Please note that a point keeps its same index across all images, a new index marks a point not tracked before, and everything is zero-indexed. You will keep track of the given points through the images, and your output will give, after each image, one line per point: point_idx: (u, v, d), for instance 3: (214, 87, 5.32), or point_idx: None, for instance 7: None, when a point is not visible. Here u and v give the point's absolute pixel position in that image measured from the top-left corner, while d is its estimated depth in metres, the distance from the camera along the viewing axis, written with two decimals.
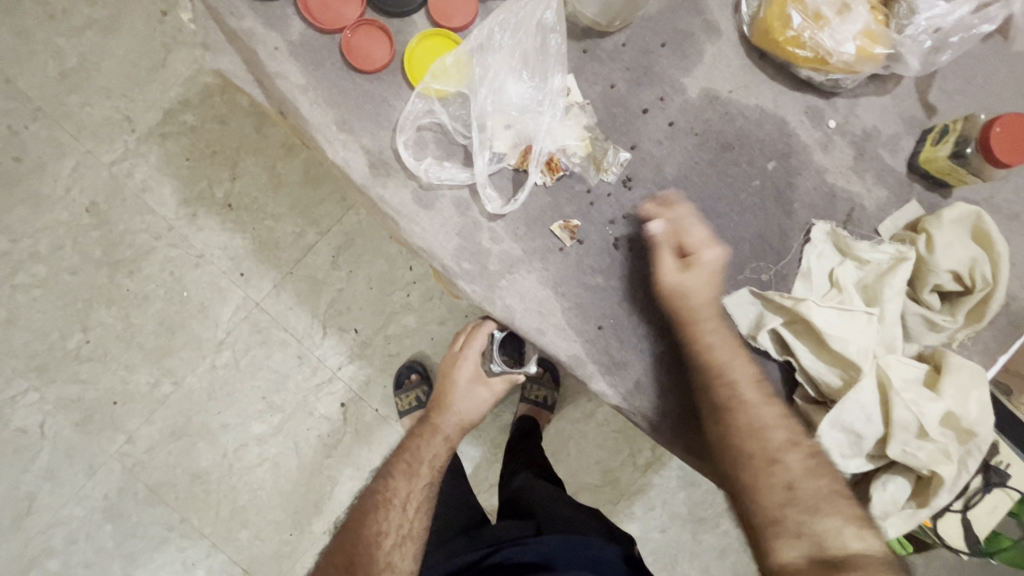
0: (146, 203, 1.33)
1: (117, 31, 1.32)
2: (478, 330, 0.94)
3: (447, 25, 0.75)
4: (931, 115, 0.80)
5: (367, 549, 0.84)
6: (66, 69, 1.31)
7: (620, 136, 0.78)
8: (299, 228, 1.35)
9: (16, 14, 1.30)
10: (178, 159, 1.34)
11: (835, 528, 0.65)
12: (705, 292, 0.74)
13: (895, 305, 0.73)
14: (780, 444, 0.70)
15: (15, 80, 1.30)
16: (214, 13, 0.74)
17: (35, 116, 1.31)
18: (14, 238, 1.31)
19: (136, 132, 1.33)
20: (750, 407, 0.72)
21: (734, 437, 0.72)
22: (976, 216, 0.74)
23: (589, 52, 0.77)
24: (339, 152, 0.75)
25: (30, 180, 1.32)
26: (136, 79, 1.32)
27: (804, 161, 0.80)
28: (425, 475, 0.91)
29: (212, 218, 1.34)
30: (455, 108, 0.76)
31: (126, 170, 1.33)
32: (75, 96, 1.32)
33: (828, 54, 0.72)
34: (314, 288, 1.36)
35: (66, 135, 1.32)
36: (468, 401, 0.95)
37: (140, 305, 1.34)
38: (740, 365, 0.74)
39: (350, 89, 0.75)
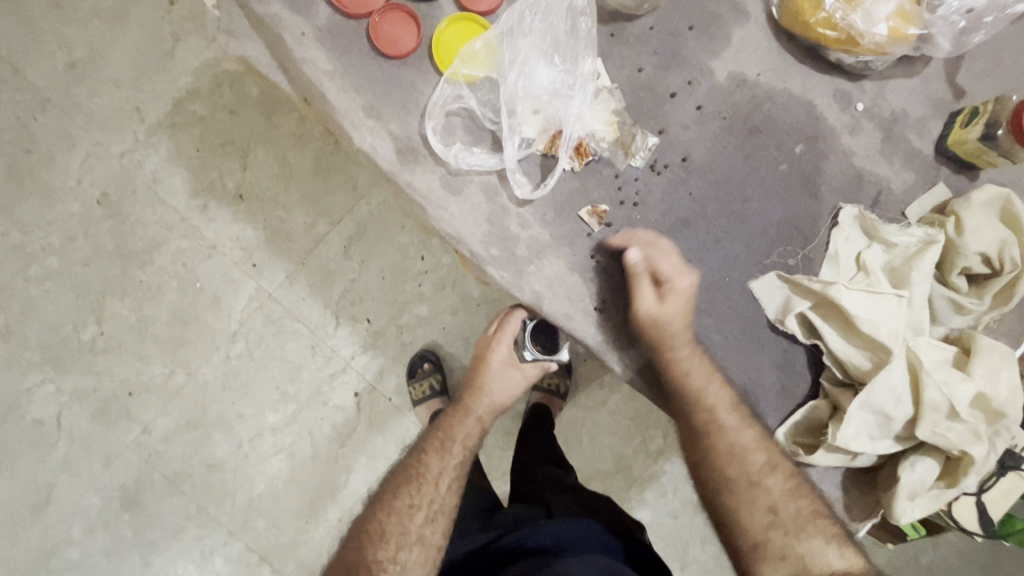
0: (158, 194, 1.33)
1: (126, 20, 1.31)
2: (511, 315, 0.98)
3: (474, 9, 0.75)
4: (959, 98, 0.80)
5: (400, 520, 0.85)
6: (75, 60, 1.30)
7: (648, 120, 0.78)
8: (311, 219, 1.35)
9: (24, 5, 1.29)
10: (189, 149, 1.33)
11: (817, 548, 0.73)
12: (680, 318, 0.75)
13: (924, 288, 0.73)
14: (760, 468, 0.76)
15: (24, 72, 1.30)
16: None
17: (44, 106, 1.31)
18: (27, 231, 1.32)
19: (146, 123, 1.33)
20: (729, 432, 0.77)
21: (717, 462, 0.77)
22: (1006, 199, 0.74)
23: (617, 36, 0.77)
24: (366, 138, 0.75)
25: (41, 172, 1.31)
26: (145, 69, 1.32)
27: (832, 145, 0.80)
28: (457, 453, 0.92)
29: (224, 209, 1.34)
30: (483, 93, 0.75)
31: (137, 161, 1.33)
32: (85, 87, 1.31)
33: (860, 36, 0.71)
34: (327, 279, 1.36)
35: (76, 126, 1.32)
36: (501, 382, 0.96)
37: (153, 297, 1.35)
38: (714, 392, 0.77)
39: (377, 75, 0.75)
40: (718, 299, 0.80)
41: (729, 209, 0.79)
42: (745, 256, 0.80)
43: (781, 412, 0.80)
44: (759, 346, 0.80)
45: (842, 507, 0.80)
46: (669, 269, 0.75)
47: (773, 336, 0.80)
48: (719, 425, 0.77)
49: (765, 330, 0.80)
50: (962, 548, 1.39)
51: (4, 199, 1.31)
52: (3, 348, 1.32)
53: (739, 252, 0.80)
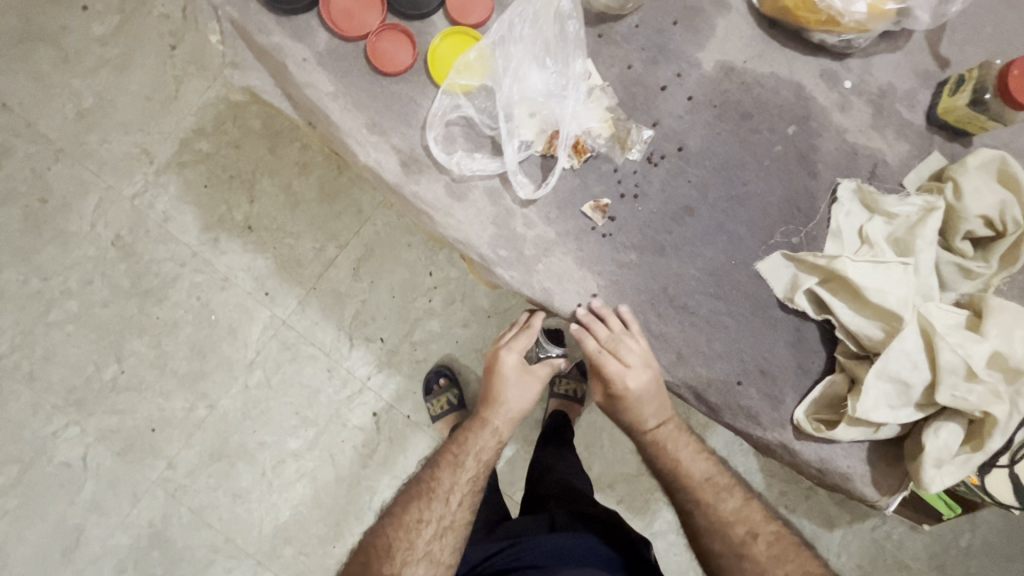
0: (170, 231, 1.37)
1: (130, 68, 1.36)
2: (531, 324, 0.94)
3: (466, 22, 0.78)
4: (944, 67, 0.81)
5: (408, 535, 0.85)
6: (84, 109, 1.36)
7: (641, 114, 0.80)
8: (319, 244, 1.38)
9: (33, 62, 1.35)
10: (197, 186, 1.37)
11: None
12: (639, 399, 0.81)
13: (929, 254, 0.74)
14: (741, 538, 0.82)
15: (36, 124, 1.36)
16: (243, 33, 0.79)
17: (57, 156, 1.36)
18: (46, 277, 1.36)
19: (155, 163, 1.37)
20: (712, 506, 0.84)
21: (706, 533, 0.83)
22: (1001, 161, 0.75)
23: (605, 37, 0.80)
24: (371, 154, 0.78)
25: (57, 219, 1.36)
26: (152, 112, 1.37)
27: (824, 123, 0.81)
28: (470, 467, 0.91)
29: (234, 241, 1.38)
30: (480, 101, 0.78)
31: (148, 202, 1.37)
32: (95, 134, 1.36)
33: (839, 14, 0.73)
34: (338, 301, 1.39)
35: (88, 172, 1.36)
36: (515, 392, 0.93)
37: (171, 332, 1.38)
38: (691, 461, 0.86)
39: (378, 92, 0.78)
40: (725, 283, 0.81)
41: (729, 193, 0.81)
42: (748, 239, 0.81)
43: (799, 390, 0.80)
44: (770, 325, 0.81)
45: (871, 483, 0.80)
46: (637, 361, 0.79)
47: (785, 315, 0.81)
48: (699, 498, 0.84)
49: (775, 309, 0.81)
50: (1000, 527, 1.36)
51: (22, 249, 1.36)
52: (28, 394, 1.36)
53: (743, 235, 0.81)
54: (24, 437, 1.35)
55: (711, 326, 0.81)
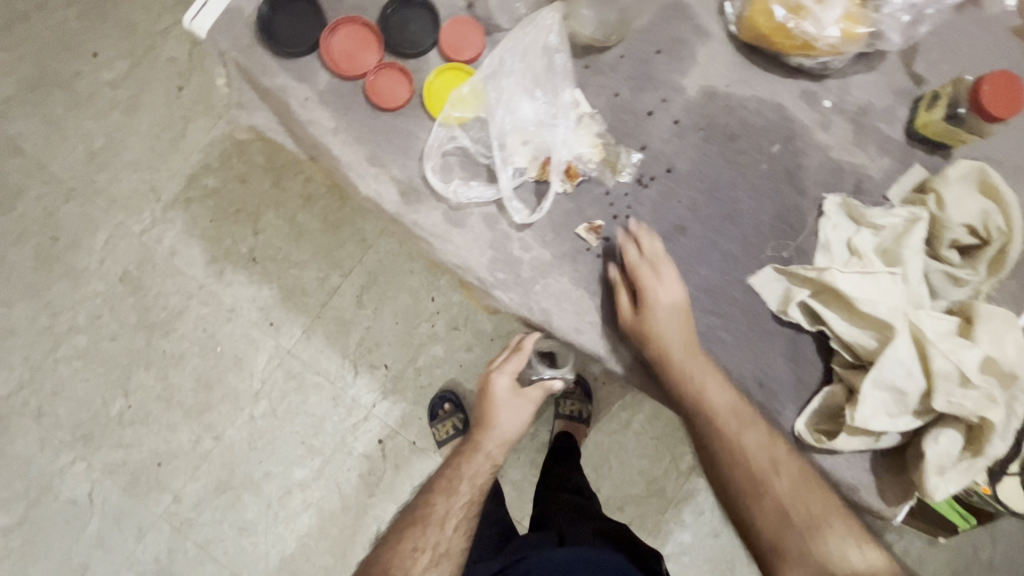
0: (176, 265, 1.41)
1: (139, 109, 1.42)
2: (523, 346, 0.94)
3: (459, 58, 0.82)
4: (920, 85, 0.84)
5: (402, 564, 0.82)
6: (94, 149, 1.41)
7: (630, 139, 0.83)
8: (323, 273, 1.41)
9: (46, 106, 1.41)
10: (203, 220, 1.41)
11: (837, 549, 0.68)
12: (664, 321, 0.76)
13: (916, 263, 0.76)
14: (764, 469, 0.72)
15: (48, 165, 1.41)
16: (250, 75, 0.83)
17: (68, 195, 1.40)
18: (55, 313, 1.39)
19: (162, 199, 1.42)
20: (737, 439, 0.74)
21: (725, 463, 0.74)
22: (980, 170, 0.78)
23: (591, 67, 0.84)
24: (372, 185, 0.82)
25: (67, 257, 1.40)
26: (160, 150, 1.42)
27: (807, 141, 0.84)
28: (465, 493, 0.88)
29: (239, 273, 1.41)
30: (474, 131, 0.82)
31: (155, 238, 1.41)
32: (105, 173, 1.41)
33: (814, 39, 0.76)
34: (342, 329, 1.41)
35: (98, 210, 1.41)
36: (508, 413, 0.92)
37: (177, 365, 1.40)
38: (715, 392, 0.75)
39: (377, 127, 0.82)
40: (720, 298, 0.83)
41: (719, 211, 0.83)
42: (741, 255, 0.83)
43: (799, 402, 0.81)
44: (767, 339, 0.82)
45: (876, 494, 0.80)
46: (664, 274, 0.77)
47: (780, 327, 0.82)
48: (722, 430, 0.74)
49: (771, 322, 0.82)
50: (1019, 539, 1.34)
51: (32, 287, 1.39)
52: (35, 430, 1.37)
53: (735, 251, 0.83)
54: (31, 473, 1.36)
55: (709, 341, 0.82)
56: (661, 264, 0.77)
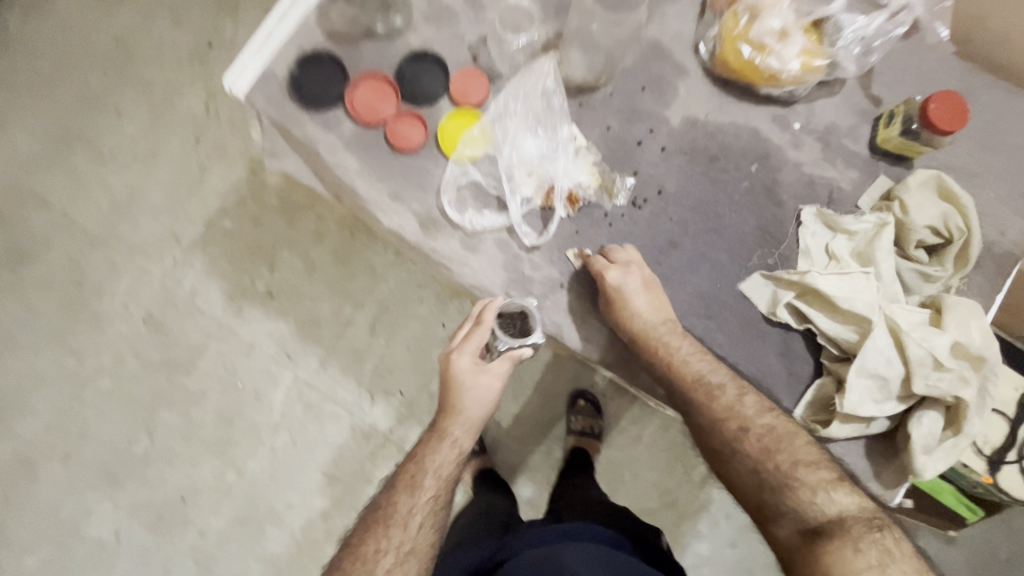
0: (197, 304, 1.49)
1: (159, 160, 1.53)
2: (483, 319, 0.85)
3: (468, 104, 0.92)
4: (877, 104, 0.94)
5: (366, 567, 0.78)
6: (117, 200, 1.52)
7: (623, 166, 0.93)
8: (337, 305, 1.50)
9: (71, 162, 1.52)
10: (222, 261, 1.50)
11: (806, 498, 0.74)
12: (625, 303, 0.85)
13: (887, 263, 0.85)
14: (733, 432, 0.80)
15: (74, 217, 1.51)
16: (282, 127, 0.93)
17: (94, 244, 1.50)
18: (81, 357, 1.47)
19: (182, 244, 1.51)
20: (707, 406, 0.82)
21: (705, 432, 0.83)
22: (937, 178, 0.88)
23: (585, 105, 0.94)
24: (394, 219, 0.92)
25: (92, 302, 1.49)
26: (180, 198, 1.52)
27: (781, 159, 0.94)
28: (430, 487, 0.84)
29: (257, 309, 1.49)
30: (484, 167, 0.92)
31: (176, 280, 1.50)
32: (127, 222, 1.51)
33: (778, 72, 0.87)
34: (357, 358, 1.48)
35: (121, 257, 1.50)
36: (472, 397, 0.85)
37: (198, 402, 1.47)
38: (683, 364, 0.84)
39: (396, 166, 0.92)
40: (714, 304, 0.91)
41: (707, 226, 0.92)
42: (730, 264, 0.92)
43: (794, 395, 0.89)
44: (760, 339, 0.90)
45: (873, 478, 0.86)
46: (622, 259, 0.88)
47: (771, 328, 0.90)
48: (694, 401, 0.83)
49: (762, 324, 0.90)
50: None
51: (60, 333, 1.47)
52: (63, 472, 1.43)
53: (724, 261, 0.92)
54: (59, 516, 1.42)
55: (708, 344, 0.90)
56: (616, 251, 0.88)
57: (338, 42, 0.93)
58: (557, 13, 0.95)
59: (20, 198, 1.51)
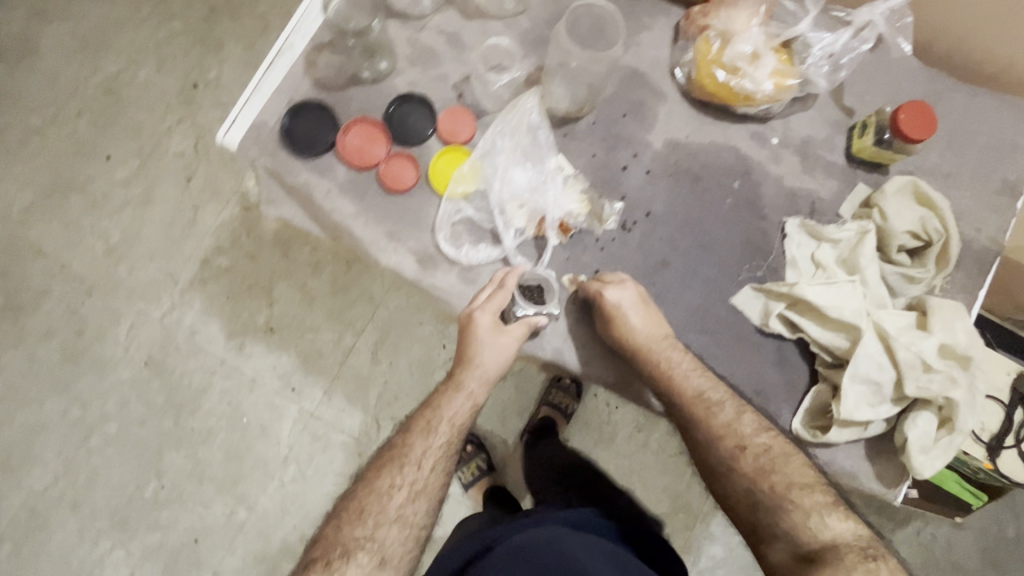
0: (198, 343, 1.50)
1: (153, 202, 1.55)
2: (505, 282, 0.89)
3: (457, 142, 0.95)
4: (850, 115, 0.98)
5: (380, 500, 0.82)
6: (113, 245, 1.54)
7: (610, 191, 0.96)
8: (338, 333, 1.51)
9: (65, 211, 1.54)
10: (220, 298, 1.52)
11: (799, 521, 0.74)
12: (624, 321, 0.88)
13: (872, 269, 0.88)
14: (731, 451, 0.81)
15: (71, 265, 1.52)
16: (276, 175, 0.96)
17: (90, 291, 1.52)
18: (85, 405, 1.48)
19: (180, 283, 1.53)
20: (704, 423, 0.84)
21: (700, 450, 0.84)
22: (913, 184, 0.91)
23: (569, 134, 0.97)
24: (392, 257, 0.94)
25: (94, 348, 1.50)
26: (175, 239, 1.54)
27: (762, 174, 0.97)
28: (444, 433, 0.87)
29: (258, 343, 1.50)
30: (477, 201, 0.95)
31: (175, 320, 1.51)
32: (124, 266, 1.53)
33: (752, 92, 0.90)
34: (361, 385, 1.50)
35: (120, 301, 1.52)
36: (488, 352, 0.88)
37: (205, 440, 1.48)
38: (685, 378, 0.87)
39: (391, 207, 0.94)
40: (708, 319, 0.94)
41: (695, 243, 0.95)
42: (720, 279, 0.95)
43: (792, 403, 0.91)
44: (755, 350, 0.93)
45: (876, 478, 0.89)
46: (616, 279, 0.90)
47: (765, 339, 0.93)
48: (694, 414, 0.85)
49: (756, 335, 0.93)
50: None
51: (61, 382, 1.48)
52: (73, 521, 1.44)
53: (715, 276, 0.95)
54: (73, 566, 1.42)
55: (705, 359, 0.93)
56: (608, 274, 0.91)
57: (326, 89, 0.96)
58: (537, 48, 0.98)
59: (14, 250, 1.52)
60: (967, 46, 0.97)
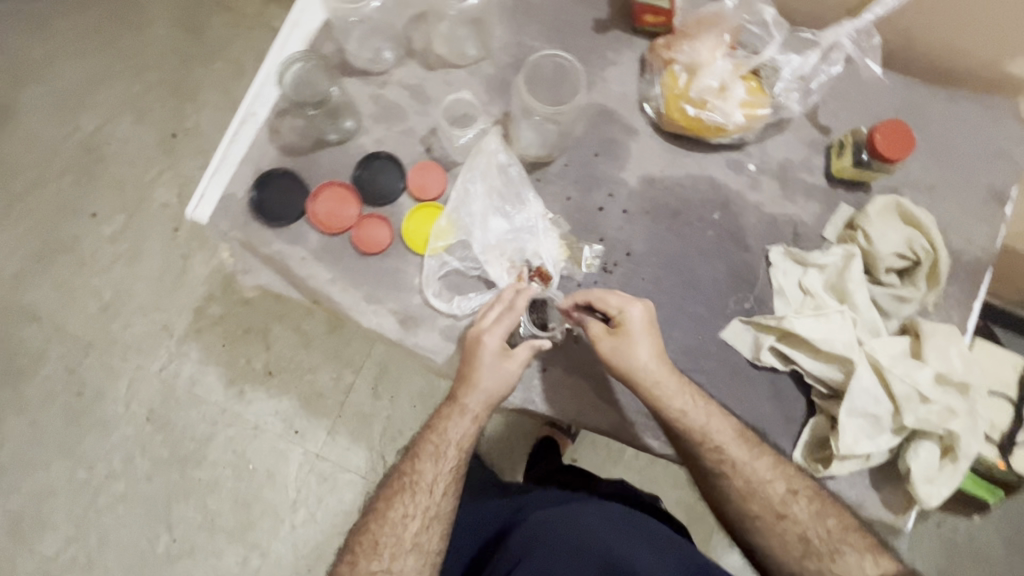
0: (198, 394, 1.49)
1: (141, 257, 1.54)
2: (515, 305, 0.84)
3: (428, 197, 0.94)
4: (828, 133, 0.95)
5: (393, 531, 0.79)
6: (105, 303, 1.53)
7: (588, 233, 0.94)
8: (336, 372, 1.49)
9: (56, 273, 1.54)
10: (216, 347, 1.50)
11: (854, 565, 0.72)
12: (640, 348, 0.80)
13: (862, 294, 0.86)
14: (783, 497, 0.77)
15: (65, 327, 1.52)
16: (250, 246, 0.94)
17: (87, 350, 1.51)
18: (91, 465, 1.47)
19: (175, 335, 1.51)
20: (744, 467, 0.79)
21: (739, 497, 0.78)
22: (896, 204, 0.89)
23: (542, 179, 0.95)
24: (373, 319, 0.92)
25: (95, 407, 1.49)
26: (166, 291, 1.53)
27: (742, 204, 0.95)
28: (453, 457, 0.82)
29: (258, 389, 1.49)
30: (457, 253, 0.93)
31: (173, 372, 1.50)
32: (119, 322, 1.52)
33: (723, 124, 0.89)
34: (364, 422, 1.47)
35: (117, 358, 1.51)
36: (495, 374, 0.82)
37: (213, 491, 1.46)
38: (719, 424, 0.81)
39: (367, 270, 0.93)
40: (698, 357, 0.92)
41: (679, 279, 0.93)
42: (708, 314, 0.93)
43: (791, 436, 0.89)
44: (748, 384, 0.91)
45: (883, 506, 0.87)
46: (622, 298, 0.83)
47: (758, 372, 0.91)
48: (731, 459, 0.79)
49: (749, 369, 0.91)
50: None
51: (65, 444, 1.48)
52: None
53: (702, 312, 0.93)
54: None
55: None
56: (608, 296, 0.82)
57: (291, 155, 0.95)
58: (502, 93, 0.97)
59: (9, 316, 1.52)
60: (950, 54, 0.93)
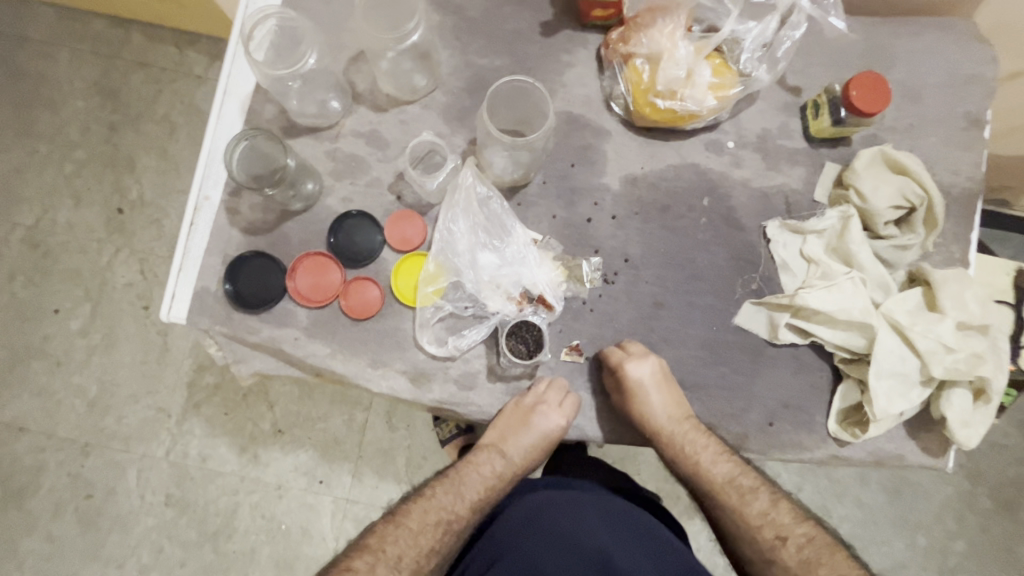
0: (212, 469, 1.35)
1: (117, 343, 1.40)
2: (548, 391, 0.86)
3: (412, 247, 0.89)
4: (798, 94, 0.94)
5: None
6: (92, 399, 1.38)
7: (583, 248, 0.91)
8: (347, 415, 1.37)
9: (30, 377, 1.39)
10: (218, 417, 1.37)
11: None
12: (657, 396, 0.84)
13: (865, 252, 0.86)
14: (771, 543, 0.76)
15: (56, 432, 1.38)
16: (236, 337, 0.88)
17: (87, 451, 1.37)
18: (120, 564, 1.34)
19: (173, 416, 1.38)
20: (738, 512, 0.78)
21: (735, 537, 0.79)
22: (882, 154, 0.88)
23: (523, 203, 0.91)
24: (384, 383, 0.88)
25: (110, 506, 1.36)
26: (153, 372, 1.39)
27: (728, 184, 0.92)
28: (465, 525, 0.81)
29: (272, 450, 1.36)
30: (452, 295, 0.89)
31: (182, 452, 1.37)
32: (112, 415, 1.38)
33: (697, 111, 0.87)
34: (387, 458, 1.35)
35: (119, 452, 1.37)
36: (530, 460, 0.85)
37: (252, 559, 1.33)
38: (719, 468, 0.81)
39: (365, 335, 0.89)
40: (719, 347, 0.90)
41: (683, 274, 0.91)
42: (718, 303, 0.91)
43: (823, 406, 0.89)
44: (772, 365, 0.90)
45: (923, 452, 0.88)
46: (638, 351, 0.86)
47: (779, 350, 0.90)
48: (727, 505, 0.80)
49: (770, 350, 0.90)
50: None
51: (88, 550, 1.35)
52: None
53: (713, 303, 0.91)
54: None
55: (726, 391, 0.89)
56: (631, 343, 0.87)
57: (258, 235, 0.89)
58: (463, 122, 0.92)
59: None
60: None
